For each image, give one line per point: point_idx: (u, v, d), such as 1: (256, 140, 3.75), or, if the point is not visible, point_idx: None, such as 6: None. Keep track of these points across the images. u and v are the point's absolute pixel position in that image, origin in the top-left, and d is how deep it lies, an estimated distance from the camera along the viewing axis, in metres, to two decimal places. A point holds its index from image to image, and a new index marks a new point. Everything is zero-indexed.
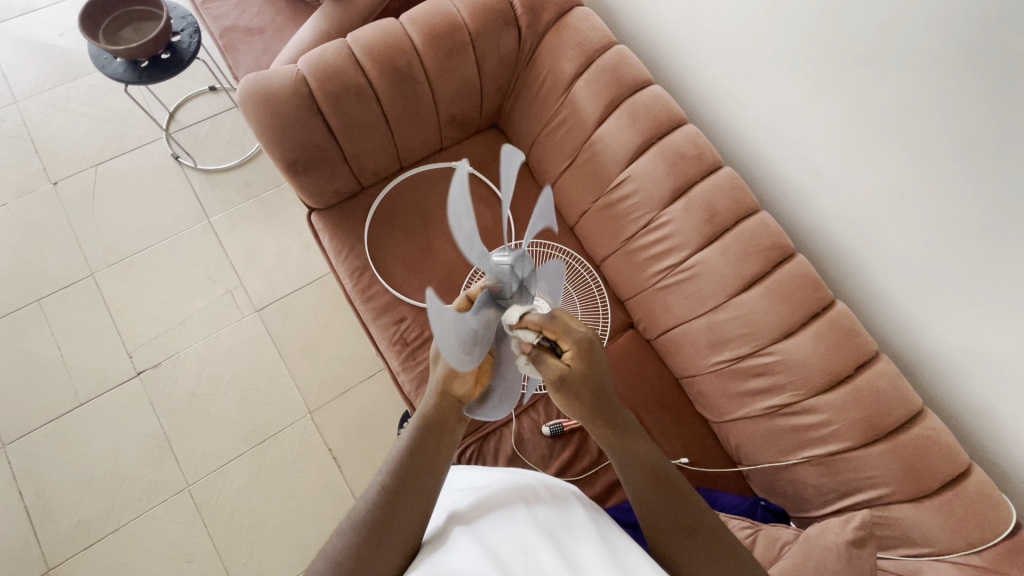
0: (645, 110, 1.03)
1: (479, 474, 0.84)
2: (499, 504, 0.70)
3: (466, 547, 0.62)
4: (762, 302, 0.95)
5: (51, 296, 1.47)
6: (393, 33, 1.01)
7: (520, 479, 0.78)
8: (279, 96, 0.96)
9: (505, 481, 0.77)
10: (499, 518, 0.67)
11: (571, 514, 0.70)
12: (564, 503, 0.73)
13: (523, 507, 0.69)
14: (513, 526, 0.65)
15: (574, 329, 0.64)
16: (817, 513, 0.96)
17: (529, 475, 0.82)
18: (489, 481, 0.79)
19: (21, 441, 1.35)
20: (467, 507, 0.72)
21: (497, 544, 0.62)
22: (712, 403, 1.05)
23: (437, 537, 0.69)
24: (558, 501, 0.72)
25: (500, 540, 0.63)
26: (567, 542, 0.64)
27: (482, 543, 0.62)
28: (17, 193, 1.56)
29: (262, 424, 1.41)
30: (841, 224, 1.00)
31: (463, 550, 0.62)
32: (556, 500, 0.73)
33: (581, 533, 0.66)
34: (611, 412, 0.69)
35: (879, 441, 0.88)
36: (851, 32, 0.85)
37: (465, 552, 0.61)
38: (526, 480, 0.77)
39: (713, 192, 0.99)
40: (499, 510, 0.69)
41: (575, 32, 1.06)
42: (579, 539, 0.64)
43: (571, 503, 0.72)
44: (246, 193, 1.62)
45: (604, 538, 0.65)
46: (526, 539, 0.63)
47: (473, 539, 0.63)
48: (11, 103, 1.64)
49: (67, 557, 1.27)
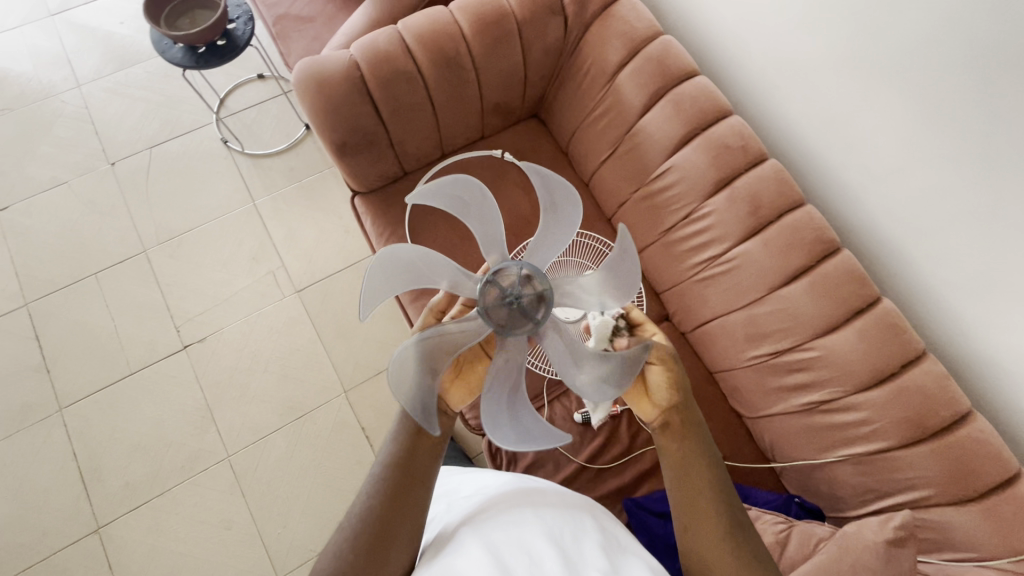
0: (691, 101, 1.02)
1: (489, 481, 0.84)
2: (503, 507, 0.72)
3: (473, 551, 0.63)
4: (805, 297, 0.93)
5: (106, 271, 1.55)
6: (442, 20, 1.02)
7: (524, 487, 0.79)
8: (332, 79, 0.98)
9: (512, 490, 0.77)
10: (506, 524, 0.68)
11: (577, 523, 0.71)
12: (572, 515, 0.73)
13: (530, 517, 0.69)
14: (518, 530, 0.67)
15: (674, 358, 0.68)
16: (853, 513, 0.95)
17: (534, 481, 0.83)
18: (494, 488, 0.81)
19: (76, 406, 1.43)
20: (472, 510, 0.74)
21: (503, 551, 0.63)
22: (747, 398, 1.05)
23: (445, 541, 0.69)
24: (564, 508, 0.74)
25: (505, 544, 0.64)
26: (571, 552, 0.65)
27: (487, 546, 0.63)
28: (78, 172, 1.64)
29: (299, 401, 1.46)
30: (890, 221, 0.97)
31: (468, 552, 0.63)
32: (562, 508, 0.74)
33: (586, 546, 0.66)
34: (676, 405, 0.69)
35: (921, 442, 0.87)
36: (912, 23, 0.84)
37: (470, 557, 0.62)
38: (531, 488, 0.78)
39: (758, 184, 0.97)
40: (505, 514, 0.70)
41: (621, 22, 1.06)
42: (582, 547, 0.66)
43: (575, 511, 0.73)
44: (289, 178, 1.67)
45: (607, 553, 0.66)
46: (532, 545, 0.64)
47: (480, 543, 0.64)
48: (74, 87, 1.73)
49: (115, 517, 1.34)
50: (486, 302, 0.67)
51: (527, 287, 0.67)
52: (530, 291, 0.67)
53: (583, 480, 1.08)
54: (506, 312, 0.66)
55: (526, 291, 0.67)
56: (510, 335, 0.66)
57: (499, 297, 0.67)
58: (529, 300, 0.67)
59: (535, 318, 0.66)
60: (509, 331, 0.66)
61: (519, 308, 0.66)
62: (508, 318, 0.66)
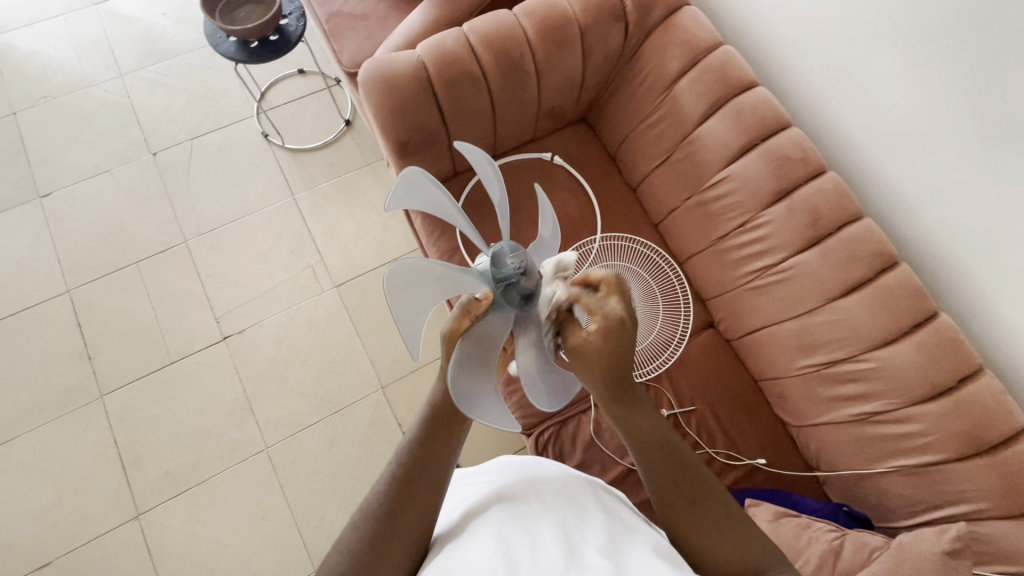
0: (751, 111, 1.03)
1: (489, 464, 0.83)
2: (508, 495, 0.70)
3: (479, 541, 0.62)
4: (862, 309, 0.94)
5: (147, 260, 1.56)
6: (508, 24, 1.03)
7: (532, 470, 0.76)
8: (399, 79, 0.99)
9: (513, 473, 0.76)
10: (509, 509, 0.67)
11: (584, 508, 0.68)
12: (573, 492, 0.72)
13: (530, 500, 0.68)
14: (524, 521, 0.64)
15: (608, 306, 0.59)
16: (902, 524, 0.96)
17: (545, 462, 0.81)
18: (502, 471, 0.78)
19: (117, 393, 1.44)
20: (476, 499, 0.73)
21: (506, 538, 0.62)
22: (795, 406, 1.07)
23: (452, 532, 0.69)
24: (571, 493, 0.71)
25: (511, 539, 0.62)
26: (573, 532, 0.64)
27: (492, 543, 0.61)
28: (121, 161, 1.65)
29: (337, 395, 1.47)
30: (947, 237, 0.98)
31: (475, 542, 0.63)
32: (570, 492, 0.71)
33: (588, 524, 0.65)
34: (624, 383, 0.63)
35: (976, 456, 0.88)
36: (986, 43, 0.85)
37: (475, 547, 0.62)
38: (537, 470, 0.75)
39: (818, 195, 0.98)
40: (510, 503, 0.68)
41: (683, 31, 1.07)
42: (590, 535, 0.63)
43: (583, 495, 0.71)
44: (329, 173, 1.69)
45: (611, 530, 0.65)
46: (534, 529, 0.63)
47: (485, 533, 0.63)
48: (117, 77, 1.74)
49: (155, 504, 1.36)
50: (492, 293, 0.61)
51: (514, 262, 0.60)
52: (517, 264, 0.60)
53: (628, 482, 1.10)
54: (509, 296, 0.61)
55: (519, 265, 0.60)
56: (524, 319, 0.62)
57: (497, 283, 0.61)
58: (524, 276, 0.60)
59: (534, 291, 0.62)
60: (523, 317, 0.62)
61: (518, 288, 0.60)
62: (513, 302, 0.61)
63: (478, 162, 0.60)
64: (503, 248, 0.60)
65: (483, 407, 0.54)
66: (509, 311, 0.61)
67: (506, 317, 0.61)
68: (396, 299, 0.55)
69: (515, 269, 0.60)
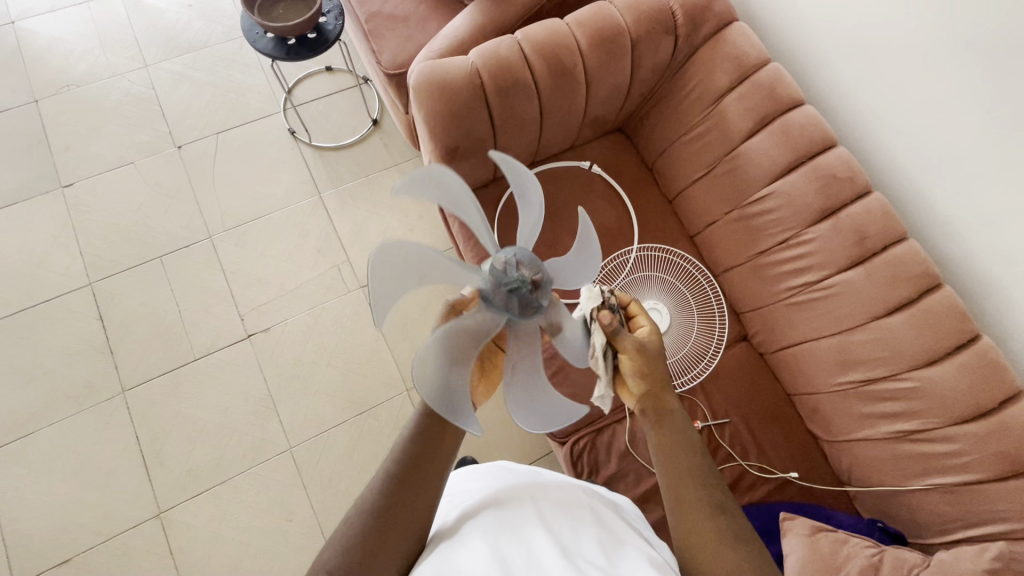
0: (798, 129, 1.04)
1: (487, 471, 0.85)
2: (506, 502, 0.72)
3: (475, 544, 0.64)
4: (906, 328, 0.96)
5: (171, 254, 1.54)
6: (561, 33, 1.03)
7: (529, 479, 0.79)
8: (453, 86, 0.99)
9: (513, 481, 0.78)
10: (507, 517, 0.69)
11: (577, 516, 0.71)
12: (570, 503, 0.73)
13: (527, 510, 0.70)
14: (520, 526, 0.67)
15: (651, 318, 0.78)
16: (936, 541, 0.97)
17: (543, 473, 0.83)
18: (499, 480, 0.80)
19: (139, 388, 1.42)
20: (474, 504, 0.74)
21: (501, 545, 0.64)
22: (829, 421, 1.09)
23: (449, 532, 0.71)
24: (566, 501, 0.73)
25: (508, 541, 0.64)
26: (569, 544, 0.65)
27: (487, 545, 0.64)
28: (145, 153, 1.63)
29: (362, 397, 1.47)
30: (989, 260, 0.99)
31: (471, 546, 0.64)
32: (564, 500, 0.73)
33: (584, 538, 0.66)
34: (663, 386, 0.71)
35: (1017, 477, 0.89)
36: None
37: (472, 550, 0.63)
38: (534, 480, 0.78)
39: (864, 215, 0.99)
40: (507, 508, 0.70)
41: (733, 46, 1.08)
42: (582, 541, 0.66)
43: (577, 503, 0.73)
44: (357, 173, 1.68)
45: (605, 544, 0.67)
46: (531, 540, 0.65)
47: (481, 537, 0.65)
48: (143, 68, 1.72)
49: (176, 503, 1.34)
50: (490, 292, 0.64)
51: (526, 270, 0.64)
52: (528, 275, 0.64)
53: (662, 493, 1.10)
54: (511, 300, 0.63)
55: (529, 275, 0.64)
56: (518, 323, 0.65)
57: (501, 286, 0.64)
58: (531, 284, 0.64)
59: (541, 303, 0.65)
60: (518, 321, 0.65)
61: (522, 295, 0.63)
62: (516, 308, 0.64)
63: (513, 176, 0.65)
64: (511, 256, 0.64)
65: (457, 414, 0.59)
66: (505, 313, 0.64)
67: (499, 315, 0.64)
68: (377, 276, 0.61)
69: (523, 276, 0.63)
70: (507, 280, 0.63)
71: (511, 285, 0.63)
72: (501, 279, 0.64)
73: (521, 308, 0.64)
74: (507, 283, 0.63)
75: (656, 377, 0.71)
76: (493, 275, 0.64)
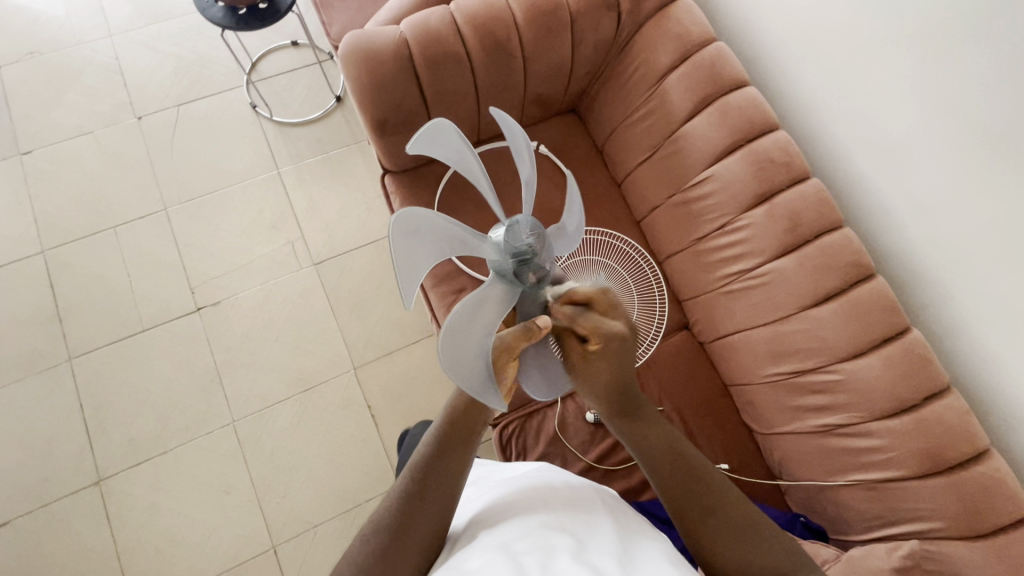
0: (738, 111, 1.01)
1: (500, 477, 0.82)
2: (526, 510, 0.68)
3: (488, 551, 0.60)
4: (833, 319, 0.93)
5: (125, 225, 1.54)
6: (496, 5, 1.00)
7: (539, 481, 0.76)
8: (380, 56, 0.97)
9: (528, 486, 0.74)
10: (523, 522, 0.65)
11: (594, 518, 0.68)
12: (591, 509, 0.69)
13: (547, 516, 0.66)
14: (537, 530, 0.63)
15: (609, 320, 0.67)
16: (857, 538, 0.95)
17: (552, 470, 0.80)
18: (509, 483, 0.78)
19: (85, 357, 1.42)
20: (491, 512, 0.70)
21: (513, 547, 0.60)
22: (762, 413, 1.06)
23: (463, 542, 0.66)
24: (580, 504, 0.71)
25: (527, 544, 0.61)
26: (590, 546, 0.61)
27: (505, 550, 0.59)
28: (104, 123, 1.63)
29: (309, 373, 1.46)
30: (927, 252, 0.96)
31: (483, 553, 0.60)
32: (580, 503, 0.71)
33: (608, 542, 0.62)
34: (628, 397, 0.71)
35: (935, 474, 0.87)
36: (973, 56, 0.85)
37: (483, 557, 0.59)
38: (546, 482, 0.75)
39: (799, 202, 0.97)
40: (529, 515, 0.66)
41: (677, 24, 1.05)
42: (603, 543, 0.63)
43: (593, 506, 0.71)
44: (316, 149, 1.66)
45: (627, 545, 0.63)
46: (547, 542, 0.60)
47: (495, 545, 0.61)
48: (106, 37, 1.70)
49: (117, 472, 1.35)
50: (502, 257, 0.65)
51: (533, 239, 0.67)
52: (535, 244, 0.67)
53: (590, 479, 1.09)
54: (523, 269, 0.66)
55: (535, 243, 0.67)
56: (528, 294, 0.67)
57: (512, 253, 0.65)
58: (533, 252, 0.67)
59: (547, 270, 0.68)
60: (531, 293, 0.67)
61: (533, 262, 0.66)
62: (525, 276, 0.66)
63: (511, 130, 0.65)
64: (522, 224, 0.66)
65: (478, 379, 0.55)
66: (518, 282, 0.65)
67: (511, 285, 0.65)
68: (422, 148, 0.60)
69: (530, 243, 0.66)
70: (518, 248, 0.65)
71: (521, 254, 0.65)
72: (513, 248, 0.65)
73: (527, 276, 0.66)
74: (518, 252, 0.65)
75: (611, 394, 0.70)
76: (503, 244, 0.66)
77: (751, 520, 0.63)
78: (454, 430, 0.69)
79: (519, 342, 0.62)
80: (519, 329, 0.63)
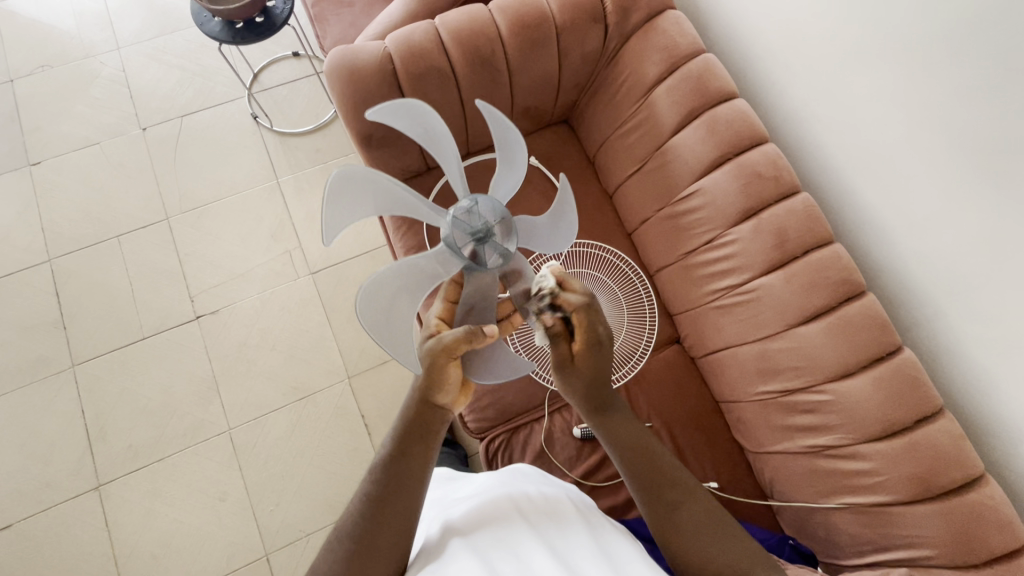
0: (726, 124, 0.99)
1: (471, 485, 0.83)
2: (493, 513, 0.69)
3: (463, 558, 0.60)
4: (822, 338, 0.91)
5: (129, 235, 1.57)
6: (480, 20, 1.01)
7: (508, 485, 0.76)
8: (364, 71, 0.97)
9: (496, 490, 0.75)
10: (492, 529, 0.66)
11: (565, 521, 0.69)
12: (557, 509, 0.71)
13: (516, 516, 0.67)
14: (506, 534, 0.64)
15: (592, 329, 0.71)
16: (849, 563, 0.92)
17: (524, 477, 0.80)
18: (482, 488, 0.78)
19: (87, 364, 1.46)
20: (459, 518, 0.70)
21: (489, 554, 0.61)
22: (752, 432, 1.03)
23: (432, 551, 0.66)
24: (548, 504, 0.72)
25: (495, 551, 0.61)
26: (562, 547, 0.63)
27: (479, 556, 0.60)
28: (111, 134, 1.66)
29: (302, 382, 1.47)
30: (918, 268, 0.95)
31: (457, 561, 0.60)
32: (548, 506, 0.71)
33: (576, 541, 0.64)
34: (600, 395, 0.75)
35: (929, 501, 0.84)
36: (967, 71, 0.83)
37: (458, 565, 0.60)
38: (517, 485, 0.76)
39: (786, 218, 0.95)
40: (496, 519, 0.67)
41: (664, 35, 1.04)
42: (570, 543, 0.64)
43: (562, 506, 0.71)
44: (315, 159, 1.68)
45: (598, 543, 0.65)
46: (521, 546, 0.62)
47: (467, 551, 0.61)
48: (114, 49, 1.74)
49: (115, 477, 1.38)
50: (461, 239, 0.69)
51: (492, 220, 0.70)
52: (494, 224, 0.70)
53: None
54: (479, 249, 0.70)
55: (493, 224, 0.70)
56: (478, 271, 0.72)
57: (470, 234, 0.69)
58: (493, 233, 0.70)
59: (507, 250, 0.72)
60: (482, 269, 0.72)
61: (489, 241, 0.70)
62: (481, 256, 0.71)
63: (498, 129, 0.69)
64: (482, 205, 0.69)
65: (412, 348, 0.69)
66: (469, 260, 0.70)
67: (461, 261, 0.71)
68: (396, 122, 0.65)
69: (488, 222, 0.70)
70: (477, 228, 0.69)
71: (482, 236, 0.70)
72: (473, 228, 0.69)
73: (484, 256, 0.71)
74: (476, 232, 0.69)
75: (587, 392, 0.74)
76: (462, 223, 0.69)
77: (714, 516, 0.68)
78: (410, 430, 0.69)
79: (459, 344, 0.67)
80: (461, 333, 0.67)
